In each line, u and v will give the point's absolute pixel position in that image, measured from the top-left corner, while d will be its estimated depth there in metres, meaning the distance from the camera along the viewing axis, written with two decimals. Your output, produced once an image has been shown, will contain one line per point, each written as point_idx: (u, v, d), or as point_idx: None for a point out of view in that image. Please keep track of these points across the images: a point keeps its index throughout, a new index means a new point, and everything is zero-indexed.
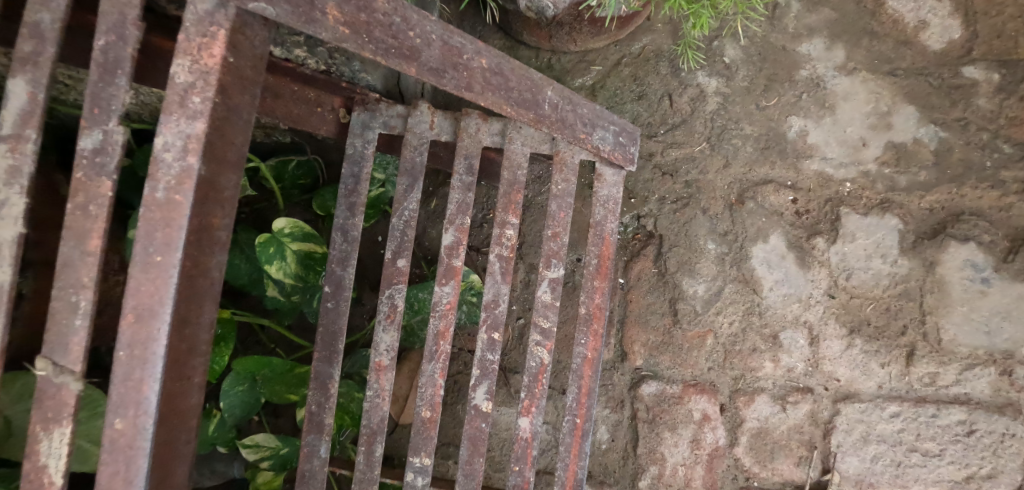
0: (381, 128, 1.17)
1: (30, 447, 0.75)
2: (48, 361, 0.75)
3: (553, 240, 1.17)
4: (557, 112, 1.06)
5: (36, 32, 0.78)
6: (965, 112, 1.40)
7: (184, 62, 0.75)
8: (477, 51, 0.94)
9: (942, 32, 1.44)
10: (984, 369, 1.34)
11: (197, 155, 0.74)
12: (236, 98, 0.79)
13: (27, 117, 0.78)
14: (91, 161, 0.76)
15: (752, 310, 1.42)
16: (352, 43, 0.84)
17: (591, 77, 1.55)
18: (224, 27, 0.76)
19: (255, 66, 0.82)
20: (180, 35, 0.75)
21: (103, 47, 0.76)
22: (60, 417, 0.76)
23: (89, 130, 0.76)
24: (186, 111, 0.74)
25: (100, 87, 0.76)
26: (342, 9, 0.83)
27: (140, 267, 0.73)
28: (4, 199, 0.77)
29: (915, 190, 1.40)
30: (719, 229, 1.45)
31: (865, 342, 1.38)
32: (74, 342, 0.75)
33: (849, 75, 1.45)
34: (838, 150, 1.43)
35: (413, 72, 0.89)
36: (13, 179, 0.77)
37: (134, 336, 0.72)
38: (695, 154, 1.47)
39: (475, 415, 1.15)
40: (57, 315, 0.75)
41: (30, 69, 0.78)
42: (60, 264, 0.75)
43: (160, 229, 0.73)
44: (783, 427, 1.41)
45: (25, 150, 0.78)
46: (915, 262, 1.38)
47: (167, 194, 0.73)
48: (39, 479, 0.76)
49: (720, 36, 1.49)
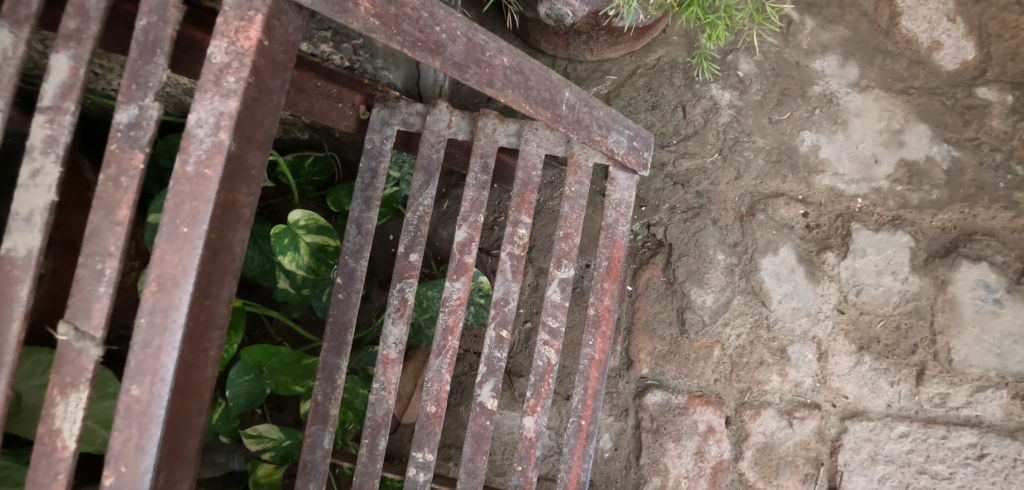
0: (400, 125, 1.19)
1: (47, 410, 0.77)
2: (70, 325, 0.77)
3: (564, 241, 1.19)
4: (574, 113, 1.09)
5: (81, 12, 0.82)
6: (978, 132, 1.41)
7: (221, 43, 0.78)
8: (499, 49, 0.98)
9: (956, 53, 1.45)
10: (995, 392, 1.33)
11: (228, 132, 0.77)
12: (269, 81, 0.83)
13: (68, 90, 0.81)
14: (125, 134, 0.79)
15: (760, 323, 1.42)
16: (381, 35, 0.88)
17: (606, 86, 1.57)
18: (262, 12, 0.79)
19: (288, 51, 0.86)
20: (219, 18, 0.78)
21: (145, 27, 0.80)
22: (78, 382, 0.78)
23: (126, 105, 0.79)
24: (220, 90, 0.78)
25: (139, 65, 0.80)
26: (373, 2, 0.87)
27: (166, 237, 0.75)
28: (40, 168, 0.80)
29: (927, 208, 1.40)
30: (728, 240, 1.45)
31: (875, 359, 1.38)
32: (96, 308, 0.78)
33: (862, 92, 1.46)
34: (850, 166, 1.44)
35: (437, 65, 0.93)
36: (50, 148, 0.81)
37: (156, 303, 0.75)
38: (707, 165, 1.49)
39: (480, 412, 1.16)
40: (82, 282, 0.77)
41: (73, 46, 0.81)
42: (90, 232, 0.78)
43: (188, 202, 0.76)
44: (789, 443, 1.40)
45: (63, 122, 0.81)
46: (926, 280, 1.38)
47: (197, 168, 0.76)
48: (52, 443, 0.77)
49: (735, 50, 1.52)
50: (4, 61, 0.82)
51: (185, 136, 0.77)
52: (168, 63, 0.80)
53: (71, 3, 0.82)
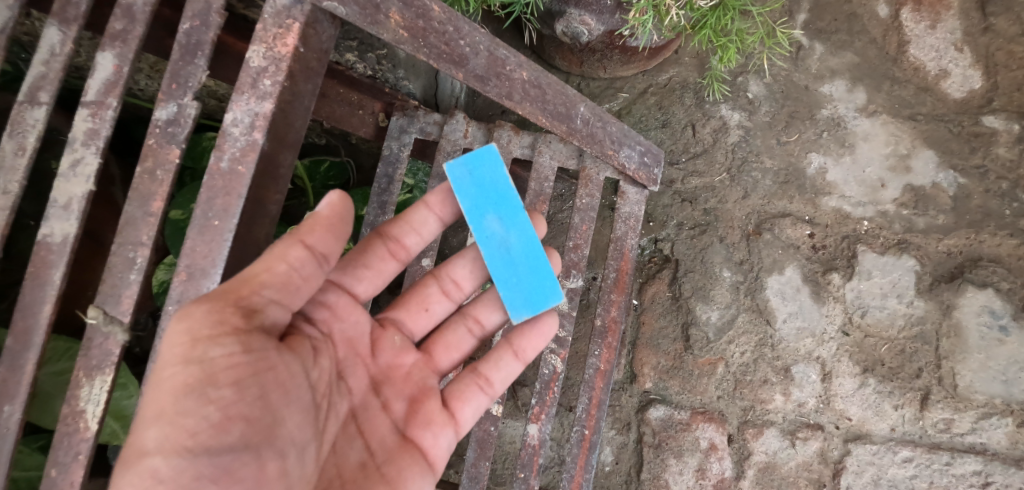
0: (418, 133, 1.22)
1: (73, 390, 0.86)
2: (99, 310, 0.85)
3: (574, 252, 1.21)
4: (588, 127, 1.13)
5: (128, 14, 0.90)
6: (984, 160, 1.43)
7: (259, 49, 0.85)
8: (519, 64, 1.03)
9: (963, 82, 1.48)
10: (1001, 419, 1.34)
11: (262, 132, 0.84)
12: (302, 85, 0.90)
13: (111, 86, 0.90)
14: (164, 130, 0.87)
15: (765, 342, 1.43)
16: (409, 46, 0.93)
17: (618, 103, 1.60)
18: (299, 21, 0.86)
19: (320, 58, 0.92)
20: (259, 25, 0.86)
21: (188, 31, 0.88)
22: (103, 365, 0.87)
23: (166, 103, 0.87)
24: (256, 92, 0.85)
25: (181, 65, 0.87)
26: (403, 15, 0.92)
27: (197, 228, 0.82)
28: (80, 159, 0.89)
29: (933, 233, 1.42)
30: (735, 258, 1.46)
31: (879, 382, 1.39)
32: (125, 294, 0.86)
33: (870, 117, 1.49)
34: (857, 189, 1.46)
35: (461, 77, 0.98)
36: (91, 140, 0.89)
37: (183, 291, 0.82)
38: (715, 184, 1.51)
39: (486, 418, 1.20)
40: (115, 268, 0.86)
41: (119, 46, 0.90)
42: (124, 222, 0.86)
43: (220, 196, 0.83)
44: (792, 464, 1.39)
45: (105, 117, 0.90)
46: (932, 305, 1.39)
47: (230, 164, 0.83)
48: (75, 423, 0.86)
49: (746, 72, 1.55)
50: (54, 57, 0.92)
51: (221, 134, 0.84)
52: (207, 64, 0.88)
53: (119, 6, 0.90)
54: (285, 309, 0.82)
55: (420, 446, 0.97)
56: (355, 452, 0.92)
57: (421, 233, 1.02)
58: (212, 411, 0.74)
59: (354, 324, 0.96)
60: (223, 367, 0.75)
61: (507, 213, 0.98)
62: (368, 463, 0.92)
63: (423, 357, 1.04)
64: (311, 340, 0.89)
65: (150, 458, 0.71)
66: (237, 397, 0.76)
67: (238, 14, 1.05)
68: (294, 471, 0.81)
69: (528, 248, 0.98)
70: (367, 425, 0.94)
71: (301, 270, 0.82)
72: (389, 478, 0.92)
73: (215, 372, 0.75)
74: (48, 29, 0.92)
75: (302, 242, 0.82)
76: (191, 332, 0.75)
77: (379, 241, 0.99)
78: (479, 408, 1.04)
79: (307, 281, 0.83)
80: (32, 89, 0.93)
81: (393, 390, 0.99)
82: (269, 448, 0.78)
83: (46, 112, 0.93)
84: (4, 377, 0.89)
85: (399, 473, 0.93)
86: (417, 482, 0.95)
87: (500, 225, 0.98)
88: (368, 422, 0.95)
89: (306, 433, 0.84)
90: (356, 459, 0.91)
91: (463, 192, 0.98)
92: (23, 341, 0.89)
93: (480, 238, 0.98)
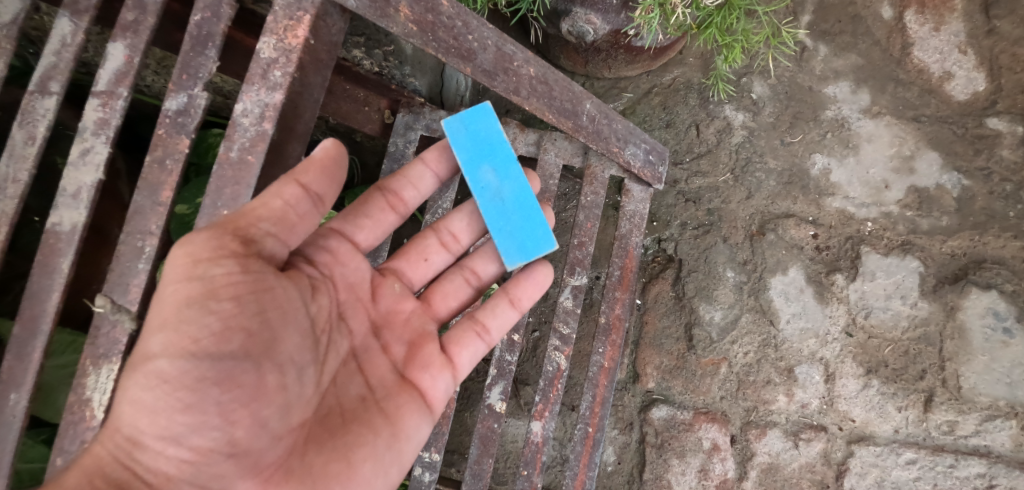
0: (423, 130, 1.23)
1: (79, 379, 0.89)
2: (108, 299, 0.88)
3: (579, 249, 1.22)
4: (594, 125, 1.13)
5: (139, 5, 0.93)
6: (988, 162, 1.44)
7: (270, 40, 0.89)
8: (526, 59, 1.04)
9: (966, 84, 1.49)
10: (1005, 421, 1.34)
11: (272, 122, 0.88)
12: (312, 77, 0.93)
13: (121, 76, 0.93)
14: (173, 120, 0.91)
15: (768, 342, 1.43)
16: (417, 40, 0.94)
17: (622, 103, 1.61)
18: (309, 13, 0.89)
19: (330, 51, 0.95)
20: (270, 17, 0.89)
21: (199, 22, 0.91)
22: (110, 354, 0.89)
23: (176, 93, 0.91)
24: (267, 83, 0.88)
25: (191, 56, 0.90)
26: (412, 9, 0.93)
27: (207, 217, 0.87)
28: (90, 148, 0.92)
29: (936, 234, 1.42)
30: (738, 258, 1.46)
31: (882, 383, 1.38)
32: (133, 283, 0.90)
33: (873, 118, 1.49)
34: (860, 190, 1.47)
35: (468, 71, 0.99)
36: (101, 130, 0.93)
37: None
38: (718, 184, 1.52)
39: (489, 415, 1.20)
40: (124, 257, 0.90)
41: (130, 36, 0.93)
42: (133, 211, 0.90)
43: (229, 186, 0.87)
44: (795, 465, 1.39)
45: (115, 106, 0.93)
46: (935, 306, 1.39)
47: (240, 153, 0.88)
48: (81, 412, 0.88)
49: (750, 73, 1.56)
50: (65, 47, 0.94)
51: (232, 124, 0.89)
52: (217, 55, 0.91)
53: None
54: (281, 243, 0.84)
55: (419, 388, 0.96)
56: (354, 388, 0.92)
57: (419, 187, 1.02)
58: (212, 321, 0.77)
59: (355, 269, 0.96)
60: (222, 285, 0.78)
61: (501, 164, 1.00)
62: (367, 398, 0.92)
63: (422, 305, 1.03)
64: (311, 277, 0.90)
65: (156, 361, 0.76)
66: (235, 312, 0.78)
67: (247, 9, 1.03)
68: (292, 390, 0.84)
69: (523, 198, 1.00)
70: (368, 363, 0.94)
71: (296, 207, 0.84)
72: (386, 413, 0.92)
73: (215, 289, 0.78)
74: (59, 20, 0.94)
75: (297, 181, 0.84)
76: (193, 256, 0.78)
77: (377, 193, 0.99)
78: (477, 355, 1.03)
79: (303, 219, 0.85)
80: (43, 79, 0.95)
81: (393, 335, 0.98)
82: (267, 362, 0.81)
83: (57, 102, 0.95)
84: (11, 365, 0.91)
85: (397, 410, 0.93)
86: (415, 421, 0.94)
87: (495, 176, 1.00)
88: (370, 361, 0.95)
89: (307, 358, 0.86)
90: (356, 394, 0.91)
91: (458, 145, 0.99)
92: (31, 328, 0.91)
93: (476, 190, 1.00)
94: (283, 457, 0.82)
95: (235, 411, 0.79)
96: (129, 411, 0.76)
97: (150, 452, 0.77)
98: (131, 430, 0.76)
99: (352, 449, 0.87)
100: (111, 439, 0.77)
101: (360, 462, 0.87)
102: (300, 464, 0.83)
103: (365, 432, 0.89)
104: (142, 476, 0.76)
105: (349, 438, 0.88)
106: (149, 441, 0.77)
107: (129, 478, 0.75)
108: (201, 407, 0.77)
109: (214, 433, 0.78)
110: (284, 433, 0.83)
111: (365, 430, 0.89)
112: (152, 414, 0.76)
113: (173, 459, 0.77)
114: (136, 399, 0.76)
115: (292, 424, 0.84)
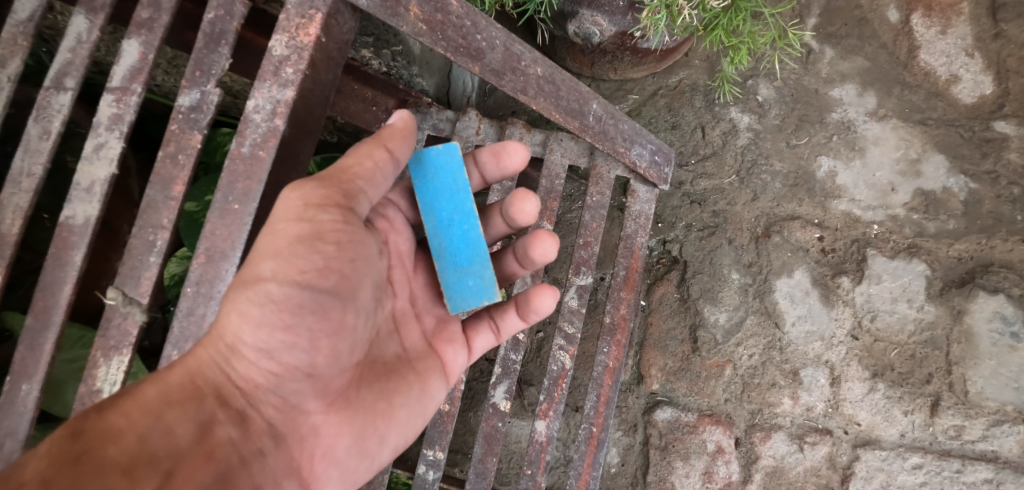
0: (430, 130, 1.24)
1: (91, 370, 0.91)
2: (119, 291, 0.90)
3: (584, 249, 1.22)
4: (600, 125, 1.15)
5: (154, 4, 0.95)
6: (995, 165, 1.43)
7: (282, 38, 0.90)
8: (534, 59, 1.05)
9: (974, 87, 1.48)
10: (1012, 427, 1.33)
11: (283, 118, 0.89)
12: (323, 75, 0.94)
13: (136, 72, 0.94)
14: (186, 116, 0.92)
15: (774, 345, 1.42)
16: (427, 39, 0.95)
17: (627, 105, 1.62)
18: (321, 11, 0.90)
19: (340, 48, 0.96)
20: (283, 15, 0.90)
21: (213, 20, 0.92)
22: (121, 346, 0.91)
23: (189, 90, 0.92)
24: (279, 80, 0.89)
25: (204, 53, 0.92)
26: (423, 8, 0.94)
27: (218, 213, 0.89)
28: (104, 143, 0.94)
29: (943, 237, 1.41)
30: (743, 260, 1.46)
31: (888, 387, 1.38)
32: (144, 276, 0.91)
33: (879, 121, 1.49)
34: (867, 193, 1.46)
35: (477, 70, 1.00)
36: (115, 125, 0.94)
37: (203, 273, 0.88)
38: (724, 186, 1.52)
39: (493, 413, 1.20)
40: (136, 250, 0.91)
41: (145, 33, 0.94)
42: (146, 205, 0.91)
43: (241, 181, 0.89)
44: (799, 468, 1.39)
45: (129, 102, 0.94)
46: (942, 309, 1.38)
47: (252, 149, 0.89)
48: (91, 401, 0.91)
49: (756, 75, 1.56)
50: (81, 44, 0.96)
51: (244, 120, 0.90)
52: (230, 53, 0.92)
53: None
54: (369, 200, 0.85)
55: (442, 359, 1.02)
56: (394, 346, 0.96)
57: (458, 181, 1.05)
58: (318, 260, 0.78)
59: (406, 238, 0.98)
60: (329, 229, 0.79)
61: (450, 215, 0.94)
62: (403, 356, 0.97)
63: None
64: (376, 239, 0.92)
65: (266, 283, 0.78)
66: (337, 255, 0.80)
67: (258, 9, 1.07)
68: (360, 331, 0.87)
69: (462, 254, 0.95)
70: (405, 325, 0.98)
71: (383, 171, 0.85)
72: (418, 371, 0.98)
73: (323, 232, 0.79)
74: (75, 18, 0.96)
75: (384, 146, 0.85)
76: (303, 199, 0.79)
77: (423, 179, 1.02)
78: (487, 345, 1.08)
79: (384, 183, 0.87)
80: (58, 75, 0.96)
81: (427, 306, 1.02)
82: (352, 304, 0.83)
83: (71, 98, 0.97)
84: (23, 356, 0.93)
85: (427, 371, 0.99)
86: (438, 384, 1.00)
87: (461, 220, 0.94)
88: (407, 323, 0.99)
89: (375, 303, 0.89)
90: (394, 351, 0.96)
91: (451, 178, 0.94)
92: (43, 319, 0.93)
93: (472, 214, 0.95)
94: (344, 387, 0.88)
95: (321, 341, 0.81)
96: (234, 321, 0.79)
97: (245, 362, 0.80)
98: (233, 339, 0.80)
99: (393, 395, 0.93)
100: (212, 345, 0.80)
101: (398, 407, 0.94)
102: (355, 397, 0.89)
103: (401, 382, 0.95)
104: (236, 383, 0.80)
105: (391, 385, 0.93)
106: (245, 351, 0.80)
107: (225, 383, 0.80)
108: (297, 330, 0.79)
109: (300, 354, 0.81)
110: (349, 367, 0.87)
111: (404, 379, 0.95)
112: (254, 328, 0.79)
113: (262, 371, 0.81)
114: (241, 311, 0.78)
115: (354, 361, 0.88)
